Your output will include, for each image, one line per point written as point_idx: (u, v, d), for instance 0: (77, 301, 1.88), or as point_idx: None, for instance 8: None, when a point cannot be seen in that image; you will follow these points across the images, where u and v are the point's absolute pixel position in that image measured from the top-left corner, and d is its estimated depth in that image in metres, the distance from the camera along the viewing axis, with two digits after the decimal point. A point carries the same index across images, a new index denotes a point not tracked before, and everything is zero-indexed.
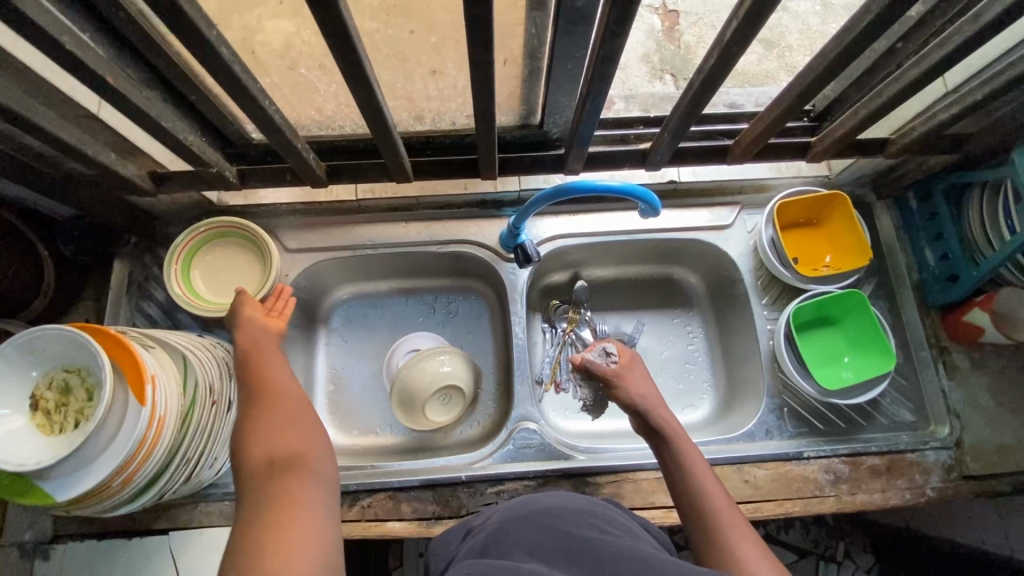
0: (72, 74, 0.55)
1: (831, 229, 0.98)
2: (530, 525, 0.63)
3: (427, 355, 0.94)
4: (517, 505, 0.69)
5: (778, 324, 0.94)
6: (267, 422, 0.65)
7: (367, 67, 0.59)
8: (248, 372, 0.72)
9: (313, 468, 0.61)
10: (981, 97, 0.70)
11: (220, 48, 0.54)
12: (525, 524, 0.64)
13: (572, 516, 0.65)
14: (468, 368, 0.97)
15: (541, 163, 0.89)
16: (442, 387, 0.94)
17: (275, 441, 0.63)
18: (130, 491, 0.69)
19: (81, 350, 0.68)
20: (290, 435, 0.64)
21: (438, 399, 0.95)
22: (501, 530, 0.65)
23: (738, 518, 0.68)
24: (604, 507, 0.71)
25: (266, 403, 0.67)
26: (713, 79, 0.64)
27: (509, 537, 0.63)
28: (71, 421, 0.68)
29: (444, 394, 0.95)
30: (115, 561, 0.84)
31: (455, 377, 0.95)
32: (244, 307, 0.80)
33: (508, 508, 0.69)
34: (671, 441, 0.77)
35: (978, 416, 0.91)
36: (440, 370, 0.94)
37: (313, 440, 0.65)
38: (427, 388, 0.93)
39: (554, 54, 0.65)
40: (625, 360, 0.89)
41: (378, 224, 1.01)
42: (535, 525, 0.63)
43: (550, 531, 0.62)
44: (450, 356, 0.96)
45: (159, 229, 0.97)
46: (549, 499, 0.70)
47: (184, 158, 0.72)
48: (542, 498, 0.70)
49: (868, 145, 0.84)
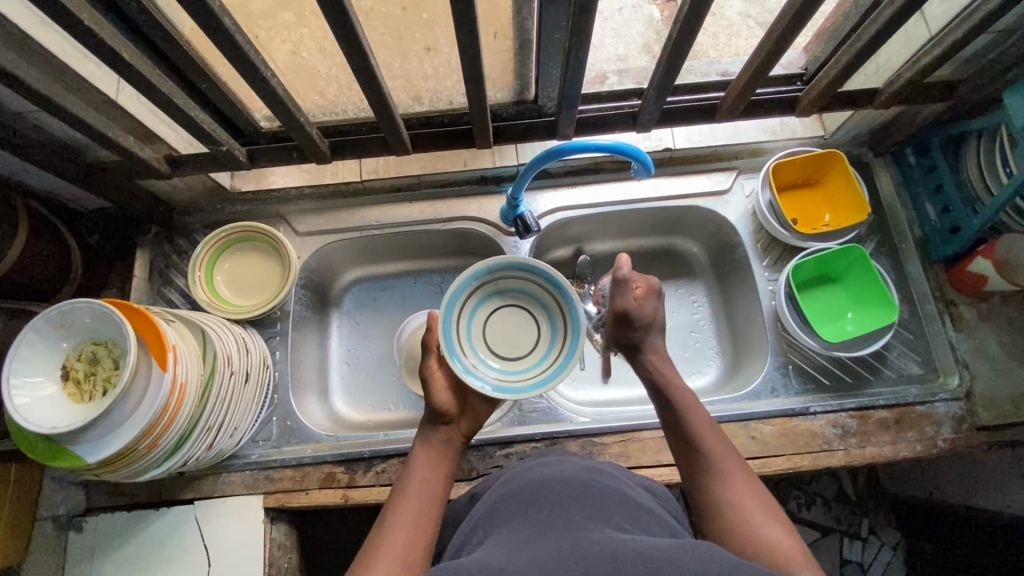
0: (91, 50, 0.60)
1: (828, 189, 0.99)
2: (522, 501, 0.59)
3: (489, 272, 0.76)
4: (513, 479, 0.65)
5: (779, 283, 0.95)
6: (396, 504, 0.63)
7: (361, 35, 0.62)
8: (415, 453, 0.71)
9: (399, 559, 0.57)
10: (962, 35, 0.71)
11: (224, 18, 0.58)
12: (523, 496, 0.60)
13: (573, 488, 0.60)
14: (550, 295, 0.78)
15: (535, 132, 0.90)
16: (493, 319, 0.79)
17: (403, 520, 0.61)
18: (156, 455, 0.73)
19: (109, 322, 0.72)
20: (403, 521, 0.61)
21: (495, 337, 0.79)
22: (495, 504, 0.61)
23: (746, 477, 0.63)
24: (604, 475, 0.66)
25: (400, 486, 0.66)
26: (690, 27, 0.67)
27: (500, 509, 0.59)
28: (99, 388, 0.72)
29: (507, 324, 0.79)
30: (143, 530, 0.88)
31: (524, 308, 0.80)
32: (431, 394, 0.73)
33: (505, 484, 0.65)
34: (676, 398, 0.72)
35: (989, 366, 0.90)
36: (491, 303, 0.79)
37: (425, 520, 0.61)
38: (476, 328, 0.78)
39: (541, 22, 0.67)
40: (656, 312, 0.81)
41: (382, 205, 1.04)
42: (533, 500, 0.58)
43: (546, 497, 0.58)
44: (514, 280, 0.78)
45: (177, 219, 1.02)
46: (549, 469, 0.65)
47: (196, 136, 0.77)
48: (542, 469, 0.65)
49: (855, 98, 0.85)
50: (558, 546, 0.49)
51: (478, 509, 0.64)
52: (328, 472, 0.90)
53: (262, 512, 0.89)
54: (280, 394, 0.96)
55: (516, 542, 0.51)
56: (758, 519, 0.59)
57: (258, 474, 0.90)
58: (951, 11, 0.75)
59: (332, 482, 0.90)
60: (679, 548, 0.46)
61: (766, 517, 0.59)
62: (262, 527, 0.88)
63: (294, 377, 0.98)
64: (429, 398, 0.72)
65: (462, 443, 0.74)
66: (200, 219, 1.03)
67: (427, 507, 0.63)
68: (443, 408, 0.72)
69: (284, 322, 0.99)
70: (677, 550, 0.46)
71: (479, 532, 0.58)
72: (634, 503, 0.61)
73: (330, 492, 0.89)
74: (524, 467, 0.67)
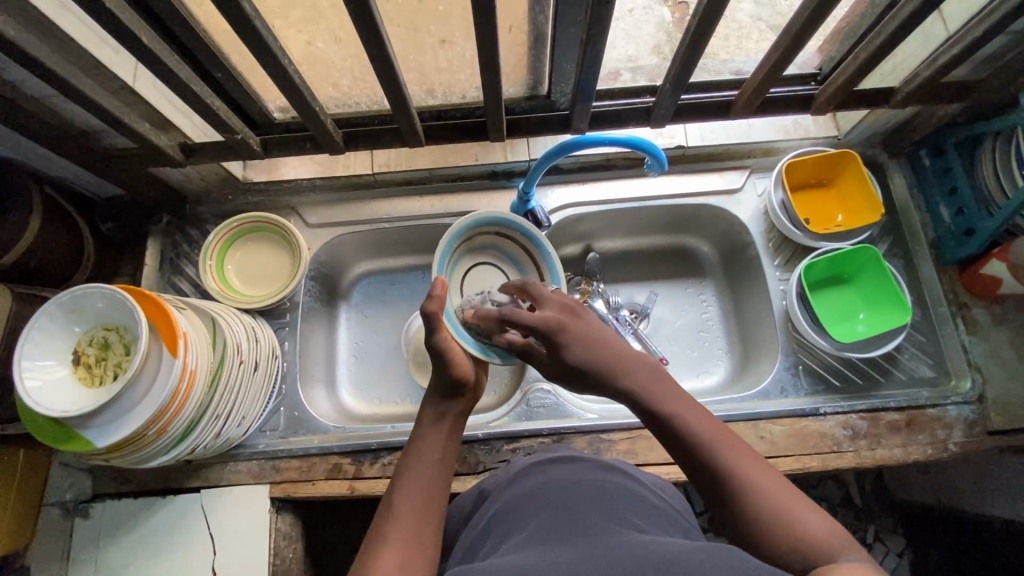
0: (112, 33, 0.60)
1: (841, 190, 0.98)
2: (535, 500, 0.59)
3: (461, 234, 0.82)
4: (526, 478, 0.65)
5: (790, 282, 0.94)
6: (409, 475, 0.62)
7: (379, 22, 0.62)
8: (426, 421, 0.68)
9: (415, 533, 0.56)
10: (980, 35, 0.71)
11: (243, 4, 0.58)
12: (535, 498, 0.59)
13: (584, 487, 0.60)
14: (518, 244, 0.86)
15: (548, 126, 0.90)
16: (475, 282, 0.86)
17: (417, 494, 0.60)
18: (166, 441, 0.73)
19: (122, 308, 0.73)
20: (418, 496, 0.60)
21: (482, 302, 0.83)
22: (509, 503, 0.61)
23: (759, 465, 0.57)
24: (615, 474, 0.65)
25: (411, 454, 0.64)
26: (708, 21, 0.67)
27: (515, 509, 0.59)
28: (110, 373, 0.72)
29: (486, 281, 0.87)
30: (149, 517, 0.88)
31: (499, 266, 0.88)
32: (449, 368, 0.68)
33: (517, 484, 0.64)
34: (656, 407, 0.61)
35: (1002, 370, 0.90)
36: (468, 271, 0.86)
37: (438, 495, 0.61)
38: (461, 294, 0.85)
39: (558, 15, 0.67)
40: (555, 320, 0.67)
41: (392, 199, 1.04)
42: (544, 502, 0.58)
43: (560, 498, 0.57)
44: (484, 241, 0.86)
45: (189, 208, 1.03)
46: (560, 471, 0.64)
47: (211, 124, 0.78)
48: (554, 471, 0.64)
49: (870, 96, 0.85)
50: (571, 547, 0.48)
51: (491, 505, 0.63)
52: (334, 463, 0.90)
53: (267, 502, 0.89)
54: (288, 384, 0.96)
55: (529, 545, 0.50)
56: (801, 516, 0.52)
57: (264, 463, 0.91)
58: (969, 10, 0.75)
59: (338, 473, 0.90)
60: (695, 551, 0.45)
61: (807, 507, 0.53)
62: (266, 517, 0.88)
63: (302, 368, 0.98)
64: (448, 369, 0.68)
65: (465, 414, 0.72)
66: (211, 209, 1.04)
67: (436, 493, 0.61)
68: (464, 377, 0.69)
69: (293, 313, 0.99)
70: (694, 553, 0.45)
71: (491, 533, 0.57)
72: (646, 502, 0.60)
73: (335, 483, 0.89)
74: (539, 468, 0.67)
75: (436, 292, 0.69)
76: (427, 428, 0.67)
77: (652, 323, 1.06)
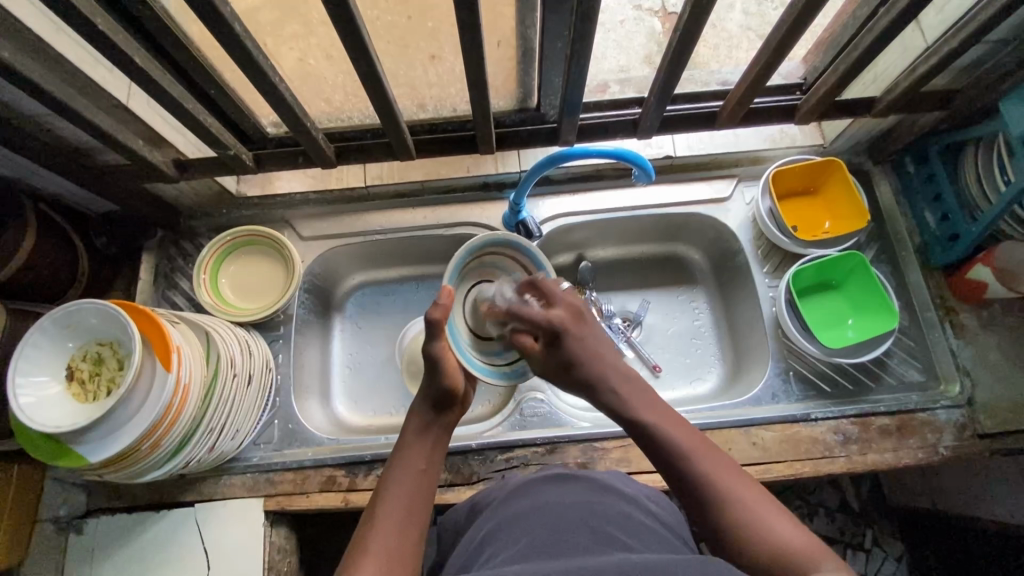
0: (105, 53, 0.62)
1: (828, 196, 1.00)
2: (525, 518, 0.59)
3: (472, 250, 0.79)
4: (517, 499, 0.65)
5: (779, 289, 0.95)
6: (394, 483, 0.62)
7: (366, 37, 0.64)
8: (411, 431, 0.68)
9: (397, 539, 0.56)
10: (954, 46, 0.73)
11: (235, 25, 0.60)
12: (526, 516, 0.59)
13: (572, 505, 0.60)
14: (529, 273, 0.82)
15: (538, 138, 0.92)
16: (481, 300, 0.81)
17: (399, 502, 0.60)
18: (160, 455, 0.73)
19: (115, 323, 0.73)
20: (402, 503, 0.60)
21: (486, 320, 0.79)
22: (501, 522, 0.61)
23: (744, 482, 0.57)
24: (607, 495, 0.65)
25: (397, 463, 0.64)
26: (690, 36, 0.68)
27: (507, 526, 0.60)
28: (104, 389, 0.73)
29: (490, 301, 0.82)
30: (143, 531, 0.88)
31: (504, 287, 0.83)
32: (440, 376, 0.69)
33: (508, 505, 0.65)
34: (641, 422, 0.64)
35: (990, 373, 0.91)
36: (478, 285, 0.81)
37: (421, 503, 0.61)
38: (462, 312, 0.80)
39: (544, 32, 0.68)
40: (566, 317, 0.71)
41: (385, 211, 1.05)
42: (535, 520, 0.58)
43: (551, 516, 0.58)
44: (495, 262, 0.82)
45: (183, 223, 1.04)
46: (552, 492, 0.64)
47: (205, 140, 0.79)
48: (548, 491, 0.65)
49: (851, 106, 0.87)
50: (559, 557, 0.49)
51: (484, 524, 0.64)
52: (329, 475, 0.90)
53: (262, 515, 0.89)
54: (282, 396, 0.96)
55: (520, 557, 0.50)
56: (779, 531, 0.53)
57: (259, 476, 0.91)
58: (944, 21, 0.76)
59: (332, 485, 0.90)
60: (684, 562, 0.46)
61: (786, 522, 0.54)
62: (261, 530, 0.88)
63: (296, 380, 0.98)
64: (438, 379, 0.69)
65: (452, 429, 0.71)
66: (205, 223, 1.05)
67: (420, 501, 0.61)
68: (453, 390, 0.69)
69: (287, 326, 0.99)
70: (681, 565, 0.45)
71: (483, 550, 0.58)
72: (637, 522, 0.61)
73: (330, 495, 0.89)
74: (532, 488, 0.67)
75: (442, 300, 0.71)
76: (413, 437, 0.67)
77: (644, 331, 1.07)
